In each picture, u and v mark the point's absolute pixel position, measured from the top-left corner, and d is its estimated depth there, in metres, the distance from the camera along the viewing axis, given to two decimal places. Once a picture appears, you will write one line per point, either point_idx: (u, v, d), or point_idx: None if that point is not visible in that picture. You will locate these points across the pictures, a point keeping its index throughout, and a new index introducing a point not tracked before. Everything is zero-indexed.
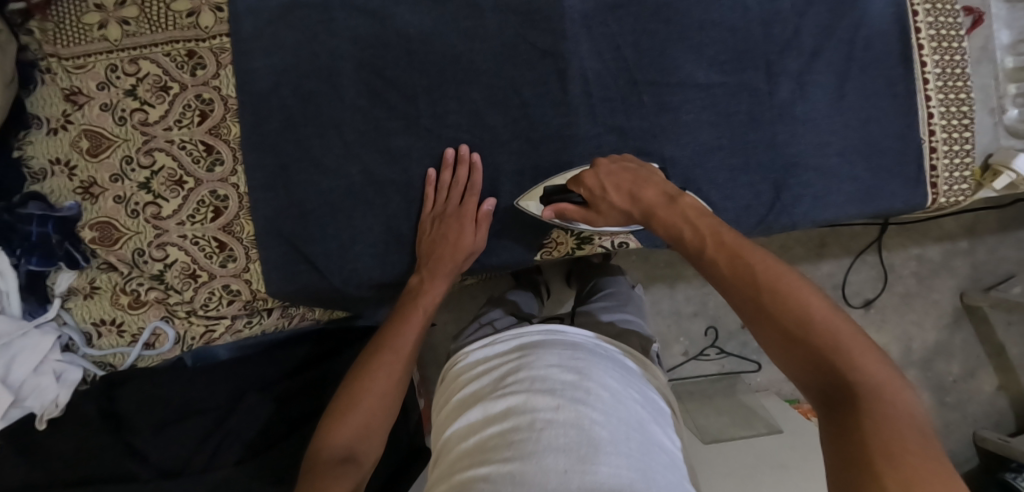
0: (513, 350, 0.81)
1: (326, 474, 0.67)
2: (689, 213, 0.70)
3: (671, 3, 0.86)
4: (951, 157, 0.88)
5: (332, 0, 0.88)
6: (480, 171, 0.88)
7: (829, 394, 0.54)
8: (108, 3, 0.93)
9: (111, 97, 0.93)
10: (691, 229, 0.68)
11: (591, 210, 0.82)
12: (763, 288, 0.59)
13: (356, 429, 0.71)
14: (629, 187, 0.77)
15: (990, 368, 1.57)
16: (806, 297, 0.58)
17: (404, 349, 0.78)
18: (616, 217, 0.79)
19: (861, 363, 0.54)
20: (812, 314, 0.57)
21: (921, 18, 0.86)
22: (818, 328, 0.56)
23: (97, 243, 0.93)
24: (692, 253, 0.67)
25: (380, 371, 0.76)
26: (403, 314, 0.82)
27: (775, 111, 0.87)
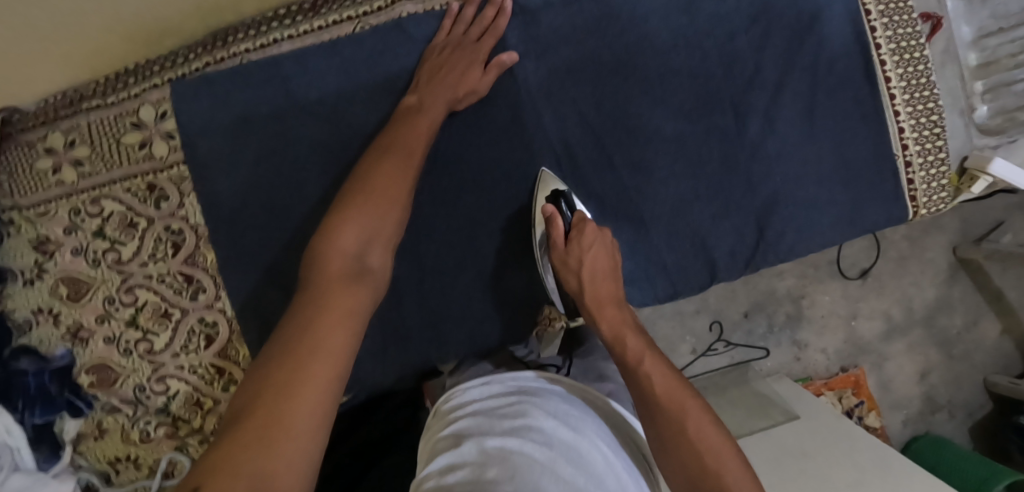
0: (510, 394, 0.79)
1: (330, 297, 0.67)
2: (626, 326, 0.80)
3: (626, 59, 0.84)
4: (927, 169, 0.88)
5: (283, 111, 0.87)
6: (507, 17, 0.83)
7: None
8: (58, 146, 0.91)
9: (80, 241, 0.92)
10: (626, 341, 0.78)
11: (565, 247, 0.84)
12: (681, 417, 0.69)
13: (366, 232, 0.74)
14: (596, 270, 0.83)
15: (992, 315, 1.54)
16: (708, 435, 0.67)
17: (414, 143, 0.79)
18: (574, 273, 0.83)
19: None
20: (719, 456, 0.66)
21: (880, 34, 0.85)
22: (718, 473, 0.65)
23: (96, 386, 0.93)
24: (624, 371, 0.77)
25: (378, 208, 0.75)
26: (406, 119, 0.81)
27: (747, 150, 0.86)
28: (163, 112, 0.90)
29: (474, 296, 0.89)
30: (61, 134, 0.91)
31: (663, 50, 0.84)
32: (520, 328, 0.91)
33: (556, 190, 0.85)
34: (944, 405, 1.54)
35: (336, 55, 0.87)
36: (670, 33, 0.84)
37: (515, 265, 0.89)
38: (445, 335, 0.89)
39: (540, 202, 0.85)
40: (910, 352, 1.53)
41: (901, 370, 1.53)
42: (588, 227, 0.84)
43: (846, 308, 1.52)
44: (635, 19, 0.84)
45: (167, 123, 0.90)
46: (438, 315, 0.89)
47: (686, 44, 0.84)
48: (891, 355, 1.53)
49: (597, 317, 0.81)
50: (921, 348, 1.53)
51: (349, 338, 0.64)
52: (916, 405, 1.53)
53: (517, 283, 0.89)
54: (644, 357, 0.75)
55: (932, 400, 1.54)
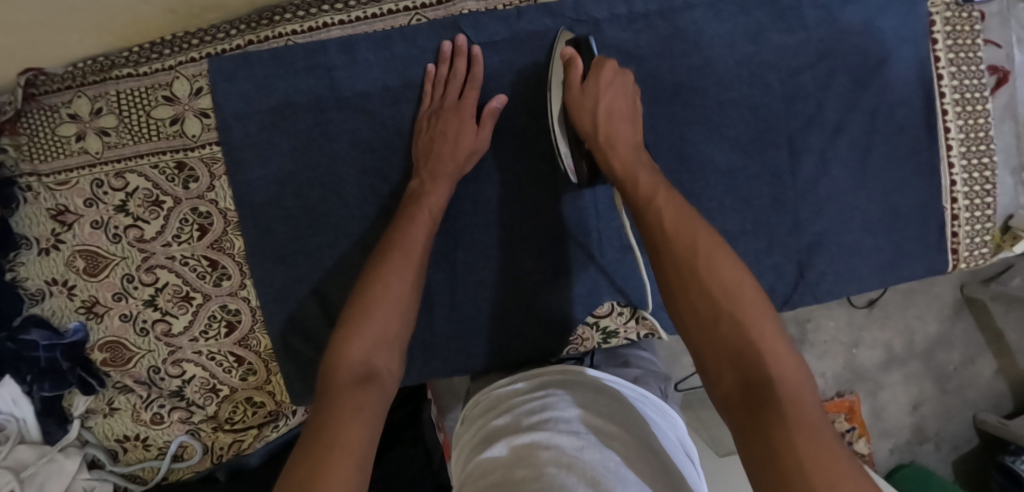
0: (536, 388, 0.75)
1: (343, 393, 0.62)
2: (638, 165, 0.73)
3: (687, 83, 0.83)
4: (974, 223, 0.87)
5: (327, 101, 0.84)
6: (480, 65, 0.82)
7: (726, 354, 0.59)
8: (84, 113, 0.86)
9: (101, 214, 0.88)
10: (638, 178, 0.71)
11: (577, 89, 0.77)
12: (692, 257, 0.64)
13: (370, 340, 0.67)
14: (610, 110, 0.76)
15: (990, 355, 1.51)
16: (724, 272, 0.62)
17: (413, 252, 0.75)
18: (585, 113, 0.76)
19: (776, 357, 0.57)
20: (737, 296, 0.61)
21: (946, 82, 0.84)
22: (735, 317, 0.59)
23: (109, 364, 0.91)
24: (635, 208, 0.71)
25: (382, 314, 0.69)
26: (409, 216, 0.78)
27: (799, 190, 0.85)
28: (197, 88, 0.85)
29: (506, 311, 0.88)
30: (87, 101, 0.86)
31: (725, 78, 0.83)
32: (550, 346, 0.89)
33: (574, 38, 0.81)
34: (932, 437, 1.51)
35: (384, 48, 0.84)
36: (735, 60, 0.82)
37: (551, 284, 0.88)
38: (473, 348, 0.89)
39: (558, 52, 0.81)
40: (906, 383, 1.50)
41: (894, 400, 1.50)
42: (607, 66, 0.77)
43: (848, 335, 1.47)
44: (700, 43, 0.82)
45: (202, 100, 0.85)
46: (468, 326, 0.88)
47: (749, 76, 0.83)
48: (887, 384, 1.49)
49: (608, 155, 0.74)
50: (917, 381, 1.50)
51: (364, 432, 0.58)
52: (905, 435, 1.51)
53: (553, 301, 0.88)
54: (656, 196, 0.69)
55: (921, 430, 1.51)
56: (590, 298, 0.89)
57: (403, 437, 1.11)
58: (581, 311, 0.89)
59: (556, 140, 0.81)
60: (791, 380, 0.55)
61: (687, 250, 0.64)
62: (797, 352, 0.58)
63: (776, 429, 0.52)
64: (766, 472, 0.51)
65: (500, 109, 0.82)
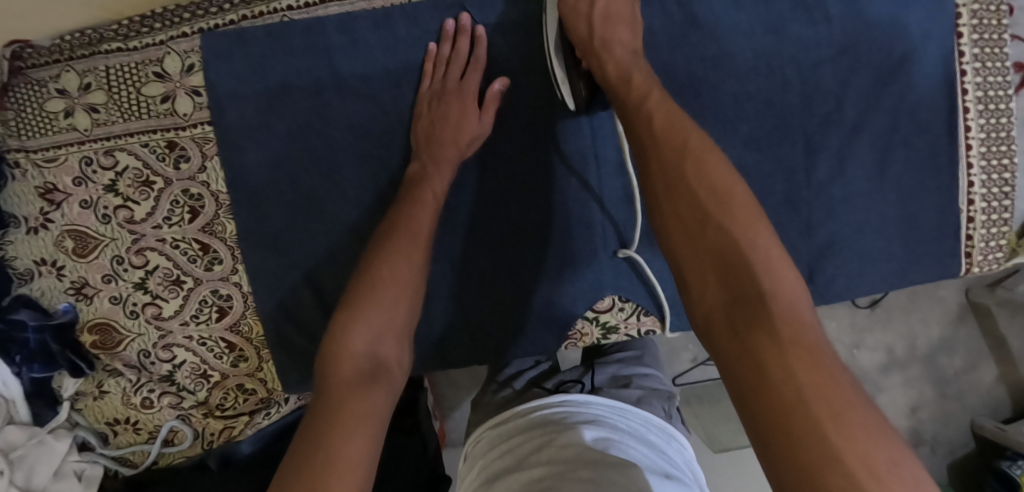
0: (534, 423, 0.75)
1: (348, 395, 0.58)
2: (632, 67, 0.70)
3: (701, 73, 0.79)
4: (989, 227, 0.84)
5: (324, 83, 0.81)
6: (484, 44, 0.79)
7: (712, 260, 0.56)
8: (72, 88, 0.83)
9: (90, 194, 0.85)
10: (631, 81, 0.69)
11: None
12: (681, 159, 0.61)
13: (375, 329, 0.63)
14: (607, 16, 0.74)
15: (992, 360, 1.49)
16: (711, 174, 0.60)
17: (420, 233, 0.72)
18: (581, 17, 0.74)
19: (766, 259, 0.54)
20: (725, 198, 0.58)
21: (969, 79, 0.80)
22: (722, 221, 0.57)
23: (99, 347, 0.89)
24: (624, 107, 0.68)
25: (388, 301, 0.66)
26: (412, 199, 0.75)
27: (812, 189, 0.82)
28: (189, 65, 0.82)
29: (505, 304, 0.86)
30: (75, 75, 0.82)
31: (740, 70, 0.79)
32: (547, 341, 0.87)
33: None
34: (928, 440, 1.50)
35: (385, 28, 0.80)
36: (751, 51, 0.79)
37: (551, 278, 0.85)
38: (468, 342, 0.86)
39: None
40: (906, 386, 1.48)
41: (892, 402, 1.49)
42: None
43: (851, 337, 1.46)
44: (715, 31, 0.78)
45: (194, 78, 0.82)
46: (466, 319, 0.86)
47: (764, 68, 0.79)
48: (886, 387, 1.48)
49: (601, 58, 0.72)
50: (917, 383, 1.48)
51: (369, 447, 0.55)
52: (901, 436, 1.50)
53: (554, 296, 0.86)
54: (649, 94, 0.67)
55: (917, 433, 1.50)
56: (591, 293, 0.86)
57: (399, 425, 1.12)
58: (581, 307, 0.87)
59: (551, 60, 0.77)
60: (781, 283, 0.53)
61: (676, 153, 0.61)
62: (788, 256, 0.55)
63: (763, 336, 0.50)
64: (751, 380, 0.49)
65: (502, 92, 0.80)
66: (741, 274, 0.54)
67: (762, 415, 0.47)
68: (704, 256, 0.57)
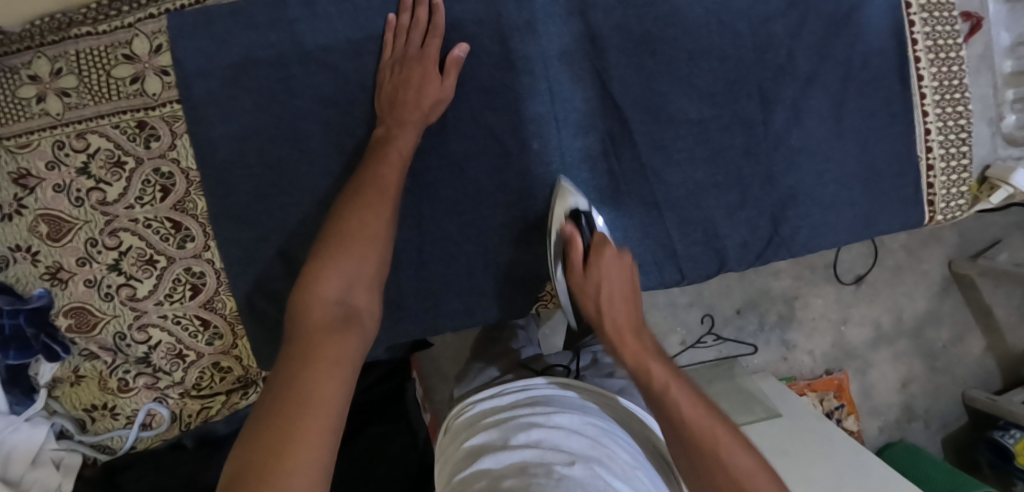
0: (522, 405, 0.74)
1: (321, 335, 0.61)
2: (649, 355, 0.71)
3: (655, 32, 0.82)
4: (949, 175, 0.86)
5: (288, 56, 0.83)
6: (442, 13, 0.80)
7: (698, 454, 0.63)
8: (44, 74, 0.84)
9: (64, 177, 0.86)
10: (650, 368, 0.70)
11: (580, 286, 0.79)
12: (659, 404, 0.67)
13: (345, 277, 0.67)
14: (615, 298, 0.76)
15: (978, 331, 1.49)
16: (687, 408, 0.65)
17: (386, 190, 0.75)
18: (590, 307, 0.78)
19: (742, 465, 0.62)
20: (705, 421, 0.64)
21: (918, 29, 0.82)
22: (705, 432, 0.63)
23: (74, 330, 0.89)
24: (646, 387, 0.69)
25: (358, 251, 0.69)
26: (378, 157, 0.77)
27: (769, 141, 0.84)
28: (157, 46, 0.84)
29: (476, 268, 0.87)
30: (47, 61, 0.84)
31: (693, 27, 0.81)
32: (518, 304, 0.89)
33: (574, 208, 0.83)
34: (921, 415, 1.49)
35: (346, 0, 0.82)
36: (702, 9, 0.81)
37: (519, 241, 0.87)
38: (441, 307, 0.87)
39: (556, 230, 0.83)
40: (895, 361, 1.47)
41: (883, 377, 1.47)
42: (607, 250, 0.78)
43: (837, 312, 1.44)
44: None
45: (162, 58, 0.84)
46: (437, 285, 0.87)
47: (716, 25, 0.81)
48: (876, 362, 1.46)
49: (617, 341, 0.75)
50: (906, 358, 1.47)
51: (340, 383, 0.57)
52: (894, 412, 1.48)
53: (523, 259, 0.87)
54: (641, 332, 0.75)
55: (910, 408, 1.48)
56: None
57: (386, 414, 1.09)
58: (552, 270, 0.88)
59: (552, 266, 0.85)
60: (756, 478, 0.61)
61: (658, 391, 0.68)
62: (757, 453, 0.63)
63: None
64: None
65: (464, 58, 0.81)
66: (720, 461, 0.62)
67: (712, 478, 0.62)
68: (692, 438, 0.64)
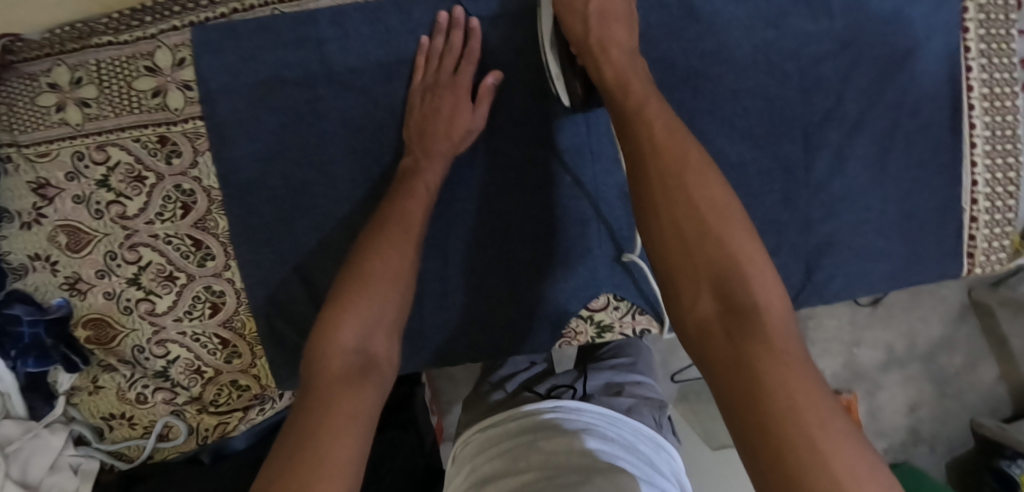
0: (526, 430, 0.72)
1: (337, 388, 0.58)
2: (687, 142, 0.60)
3: (700, 67, 0.78)
4: (992, 227, 0.83)
5: (315, 77, 0.80)
6: (479, 38, 0.77)
7: (735, 380, 0.50)
8: (63, 83, 0.82)
9: (83, 189, 0.85)
10: (716, 236, 0.55)
11: (568, 16, 0.72)
12: (727, 301, 0.53)
13: (365, 324, 0.63)
14: (603, 12, 0.70)
15: (993, 359, 1.47)
16: (769, 315, 0.52)
17: (411, 227, 0.72)
18: (575, 27, 0.71)
19: (790, 374, 0.48)
20: (767, 331, 0.51)
21: (975, 75, 0.78)
22: (756, 353, 0.50)
23: (94, 342, 0.89)
24: (702, 266, 0.55)
25: (378, 294, 0.65)
26: (404, 193, 0.74)
27: (810, 187, 0.81)
28: (180, 59, 0.81)
29: (499, 300, 0.85)
30: (67, 70, 0.82)
31: (739, 64, 0.78)
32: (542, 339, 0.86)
33: None
34: (927, 439, 1.47)
35: (377, 20, 0.79)
36: (749, 45, 0.77)
37: (544, 274, 0.85)
38: (462, 339, 0.86)
39: None
40: (904, 384, 1.45)
41: (892, 400, 1.46)
42: None
43: (850, 334, 1.43)
44: (713, 24, 0.77)
45: (186, 72, 0.81)
46: (459, 315, 0.85)
47: (763, 63, 0.78)
48: (886, 384, 1.45)
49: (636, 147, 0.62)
50: (916, 382, 1.45)
51: (356, 445, 0.54)
52: (899, 435, 1.47)
53: (546, 292, 0.85)
54: (653, 121, 0.62)
55: (916, 432, 1.47)
56: (585, 292, 0.86)
57: (394, 420, 1.10)
58: (576, 306, 0.86)
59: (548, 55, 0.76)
60: (797, 387, 0.47)
61: (721, 297, 0.53)
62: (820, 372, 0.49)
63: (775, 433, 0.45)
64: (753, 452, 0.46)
65: (495, 85, 0.78)
66: (759, 370, 0.48)
67: (764, 451, 0.45)
68: (732, 363, 0.51)
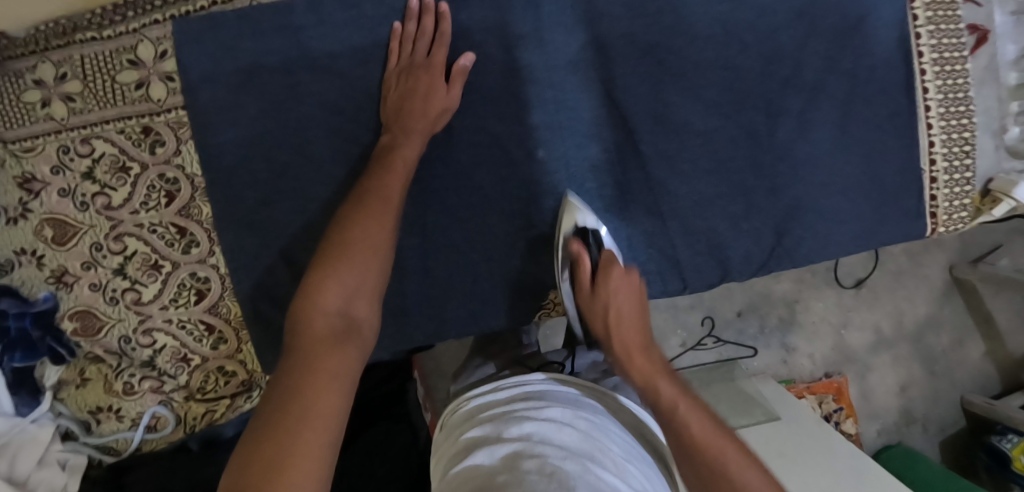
0: (517, 400, 0.72)
1: (320, 348, 0.60)
2: (660, 375, 0.70)
3: (663, 42, 0.81)
4: (952, 187, 0.86)
5: (294, 63, 0.83)
6: (449, 21, 0.80)
7: (702, 483, 0.61)
8: (48, 78, 0.84)
9: (68, 182, 0.86)
10: (658, 388, 0.69)
11: (590, 288, 0.80)
12: (680, 454, 0.64)
13: (347, 289, 0.65)
14: (620, 314, 0.77)
15: (977, 336, 1.50)
16: (695, 421, 0.64)
17: (389, 199, 0.75)
18: (597, 315, 0.79)
19: (738, 468, 0.60)
20: (709, 443, 0.62)
21: (924, 41, 0.82)
22: (714, 456, 0.61)
23: (80, 334, 0.90)
24: (657, 407, 0.67)
25: (360, 263, 0.68)
26: (381, 168, 0.77)
27: (775, 153, 0.84)
28: (162, 51, 0.84)
29: (480, 276, 0.87)
30: (51, 66, 0.84)
31: (700, 37, 0.81)
32: (522, 311, 0.89)
33: (579, 227, 0.83)
34: (919, 418, 1.49)
35: (352, 7, 0.82)
36: (708, 19, 0.81)
37: (523, 248, 0.87)
38: (446, 315, 0.88)
39: (568, 231, 0.84)
40: (895, 365, 1.47)
41: (883, 381, 1.47)
42: (615, 269, 0.79)
43: (837, 317, 1.44)
44: (673, 1, 0.81)
45: (168, 64, 0.84)
46: (443, 293, 0.87)
47: (724, 36, 0.81)
48: (875, 365, 1.47)
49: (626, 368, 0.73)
50: (906, 362, 1.47)
51: (340, 399, 0.56)
52: (893, 416, 1.48)
53: (526, 266, 0.87)
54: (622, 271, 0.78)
55: (908, 412, 1.49)
56: None
57: (389, 413, 1.11)
58: (556, 278, 0.89)
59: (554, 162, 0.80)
60: (744, 475, 0.60)
61: (668, 416, 0.66)
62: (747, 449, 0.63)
63: None
64: None
65: (469, 67, 0.81)
66: (710, 463, 0.61)
67: (706, 485, 0.61)
68: (689, 452, 0.63)
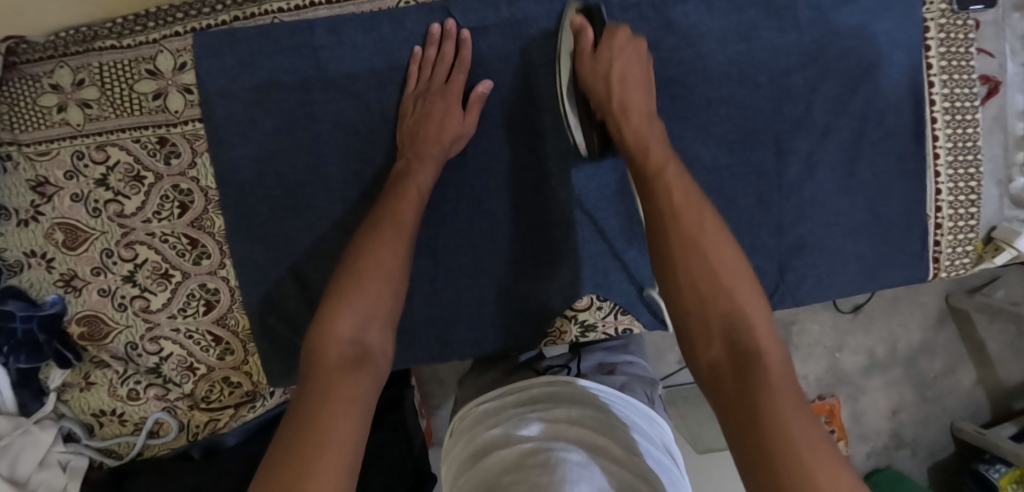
0: (526, 401, 0.72)
1: (335, 376, 0.59)
2: (650, 133, 0.71)
3: (678, 77, 0.82)
4: (956, 233, 0.87)
5: (313, 82, 0.83)
6: (469, 47, 0.81)
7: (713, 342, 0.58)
8: (65, 84, 0.84)
9: (82, 187, 0.86)
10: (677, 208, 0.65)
11: (590, 80, 0.77)
12: (700, 278, 0.60)
13: (360, 317, 0.65)
14: (624, 81, 0.74)
15: (970, 364, 1.49)
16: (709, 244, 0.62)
17: (404, 225, 0.74)
18: (599, 89, 0.75)
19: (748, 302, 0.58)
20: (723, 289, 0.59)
21: (936, 90, 0.83)
22: (716, 279, 0.60)
23: (87, 338, 0.90)
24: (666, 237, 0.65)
25: (373, 288, 0.67)
26: (396, 193, 0.77)
27: (784, 192, 0.85)
28: (182, 63, 0.84)
29: (487, 299, 0.88)
30: (69, 72, 0.84)
31: (714, 75, 0.82)
32: (527, 338, 0.88)
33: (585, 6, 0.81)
34: (908, 442, 1.50)
35: (373, 30, 0.83)
36: (725, 57, 0.82)
37: (531, 276, 0.88)
38: (451, 336, 0.89)
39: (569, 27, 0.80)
40: (886, 389, 1.48)
41: (874, 405, 1.49)
42: (620, 35, 0.77)
43: (832, 340, 1.45)
44: (690, 38, 0.82)
45: (186, 76, 0.84)
46: (449, 313, 0.88)
47: (739, 75, 0.82)
48: (868, 389, 1.48)
49: (621, 123, 0.73)
50: (897, 387, 1.48)
51: (353, 427, 0.56)
52: (883, 439, 1.50)
53: (532, 293, 0.88)
54: (616, 35, 0.76)
55: (899, 436, 1.50)
56: (571, 292, 0.88)
57: (386, 420, 1.09)
58: (561, 305, 0.88)
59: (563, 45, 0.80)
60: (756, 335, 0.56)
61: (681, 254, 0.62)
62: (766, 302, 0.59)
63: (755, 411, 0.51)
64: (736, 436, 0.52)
65: (487, 94, 0.82)
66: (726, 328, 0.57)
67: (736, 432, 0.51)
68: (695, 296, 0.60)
